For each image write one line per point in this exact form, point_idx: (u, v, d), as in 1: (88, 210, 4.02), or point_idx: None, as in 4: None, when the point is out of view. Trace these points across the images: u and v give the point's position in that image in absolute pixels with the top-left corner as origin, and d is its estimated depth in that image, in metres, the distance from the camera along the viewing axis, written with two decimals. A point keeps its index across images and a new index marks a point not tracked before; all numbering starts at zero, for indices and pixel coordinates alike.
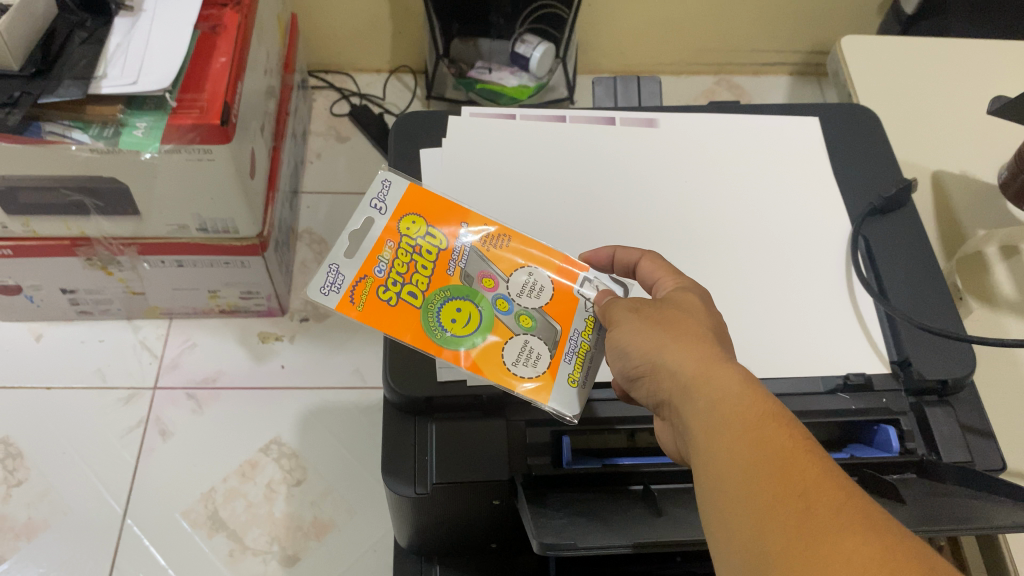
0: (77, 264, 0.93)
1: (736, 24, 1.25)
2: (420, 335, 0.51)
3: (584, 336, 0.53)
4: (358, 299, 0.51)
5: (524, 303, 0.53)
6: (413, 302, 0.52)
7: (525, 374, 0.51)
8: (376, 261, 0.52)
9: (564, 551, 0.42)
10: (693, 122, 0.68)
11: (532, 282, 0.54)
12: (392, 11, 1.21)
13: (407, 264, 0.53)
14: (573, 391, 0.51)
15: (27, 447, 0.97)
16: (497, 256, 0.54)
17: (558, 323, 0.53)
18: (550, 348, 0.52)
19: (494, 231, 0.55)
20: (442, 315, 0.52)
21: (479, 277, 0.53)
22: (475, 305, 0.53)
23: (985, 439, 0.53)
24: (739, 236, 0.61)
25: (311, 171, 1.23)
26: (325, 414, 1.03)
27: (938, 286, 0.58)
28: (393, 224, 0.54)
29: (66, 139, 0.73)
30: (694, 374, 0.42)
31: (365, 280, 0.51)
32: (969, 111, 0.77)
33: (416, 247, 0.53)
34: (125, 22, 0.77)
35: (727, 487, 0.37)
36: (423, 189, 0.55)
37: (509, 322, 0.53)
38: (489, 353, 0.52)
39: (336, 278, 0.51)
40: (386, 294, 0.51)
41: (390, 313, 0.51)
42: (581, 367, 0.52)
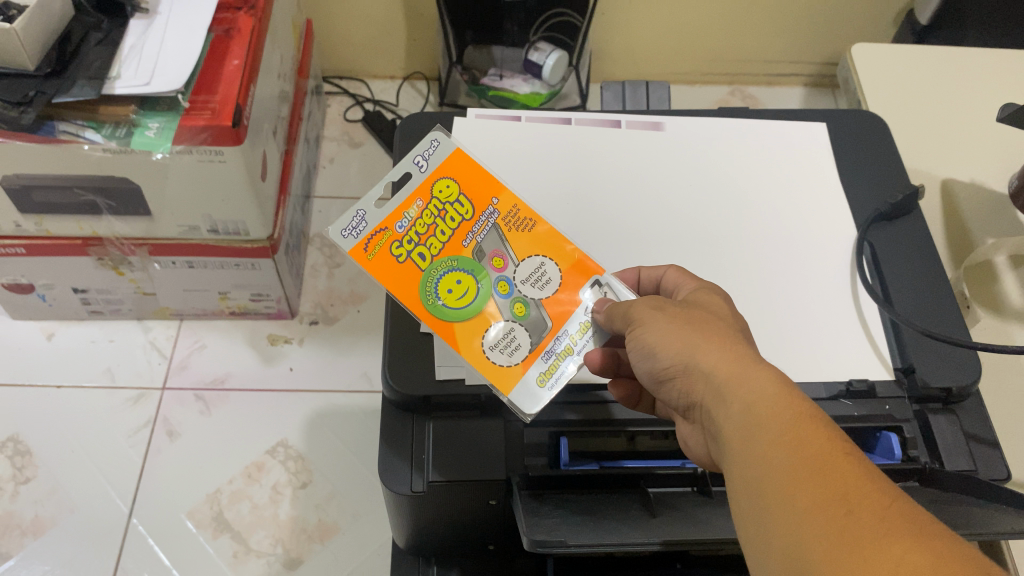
0: (89, 264, 0.94)
1: (750, 34, 1.25)
2: (414, 299, 0.51)
3: (573, 340, 0.52)
4: (372, 248, 0.51)
5: (526, 292, 0.53)
6: (419, 264, 0.51)
7: (498, 362, 0.51)
8: (400, 215, 0.52)
9: (553, 548, 0.42)
10: (700, 127, 0.68)
11: (543, 271, 0.53)
12: (406, 18, 1.22)
13: (427, 226, 0.52)
14: (539, 389, 0.50)
15: (36, 445, 0.98)
16: (516, 237, 0.54)
17: (552, 320, 0.52)
18: (534, 343, 0.52)
19: (520, 213, 0.54)
20: (441, 285, 0.52)
21: (490, 256, 0.53)
22: (476, 282, 0.52)
23: (990, 448, 0.53)
24: (745, 242, 0.60)
25: (323, 176, 1.24)
26: (332, 418, 1.03)
27: (945, 294, 0.57)
28: (428, 184, 0.53)
29: (79, 138, 0.74)
30: (728, 379, 0.41)
31: (383, 233, 0.52)
32: (980, 121, 0.76)
33: (442, 212, 0.53)
34: (140, 23, 0.78)
35: (767, 491, 0.37)
36: (468, 158, 0.55)
37: (504, 309, 0.52)
38: (472, 335, 0.51)
39: (360, 224, 0.52)
40: (398, 250, 0.52)
41: (395, 270, 0.51)
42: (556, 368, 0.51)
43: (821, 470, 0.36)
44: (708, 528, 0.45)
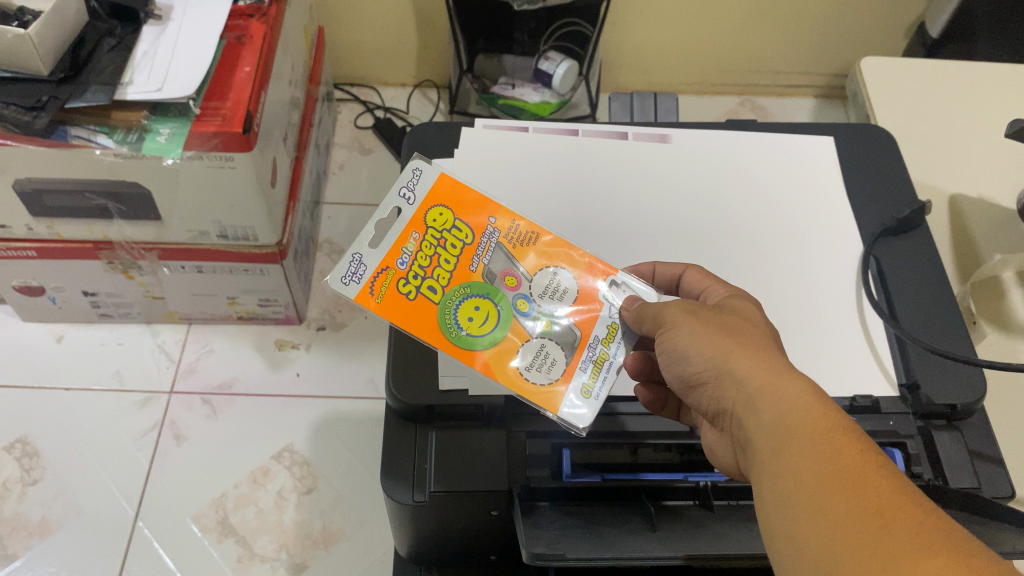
0: (99, 267, 0.94)
1: (761, 45, 1.25)
2: (436, 331, 0.51)
3: (605, 345, 0.53)
4: (377, 291, 0.51)
5: (547, 306, 0.53)
6: (432, 298, 0.51)
7: (537, 381, 0.51)
8: (399, 252, 0.52)
9: (553, 561, 0.43)
10: (707, 138, 0.68)
11: (556, 284, 0.54)
12: (417, 25, 1.22)
13: (430, 257, 0.52)
14: (585, 402, 0.51)
15: (43, 447, 0.98)
16: (523, 252, 0.54)
17: (579, 329, 0.53)
18: (567, 355, 0.52)
19: (522, 226, 0.55)
20: (460, 313, 0.52)
21: (502, 275, 0.53)
22: (496, 304, 0.52)
23: (995, 466, 0.52)
24: (751, 255, 0.60)
25: (332, 182, 1.24)
26: (338, 423, 1.03)
27: (950, 309, 0.57)
28: (418, 216, 0.53)
29: (91, 143, 0.75)
30: (762, 386, 0.42)
31: (386, 272, 0.51)
32: (989, 135, 0.76)
33: (440, 240, 0.53)
34: (153, 30, 0.78)
35: (798, 500, 0.38)
36: (451, 182, 0.55)
37: (528, 325, 0.53)
38: (501, 355, 0.51)
39: (358, 268, 0.51)
40: (406, 287, 0.51)
41: (407, 307, 0.51)
42: (596, 376, 0.52)
43: (853, 476, 0.37)
44: (709, 543, 0.45)
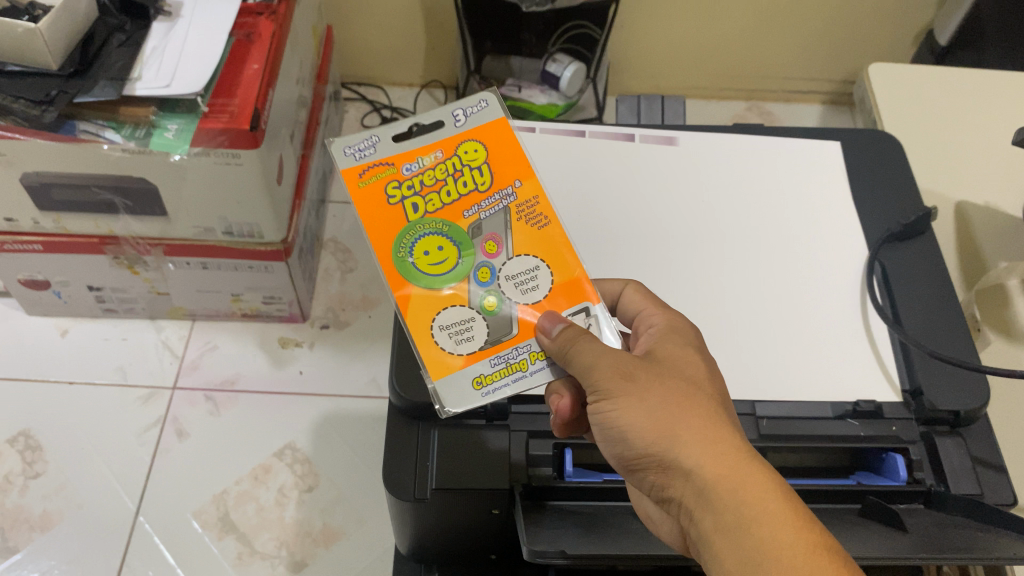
0: (104, 262, 0.95)
1: (768, 50, 1.25)
2: (387, 243, 0.51)
3: (531, 358, 0.50)
4: (367, 177, 0.52)
5: (505, 288, 0.51)
6: (406, 214, 0.52)
7: (442, 343, 0.50)
8: (412, 160, 0.53)
9: (552, 559, 0.43)
10: (714, 141, 0.68)
11: (529, 278, 0.52)
12: (426, 25, 1.22)
13: (434, 180, 0.53)
14: (472, 391, 0.49)
15: (47, 441, 0.98)
16: (519, 229, 0.52)
17: (516, 330, 0.50)
18: (488, 341, 0.50)
19: (538, 207, 0.53)
20: (420, 244, 0.52)
21: (485, 237, 0.52)
22: (459, 255, 0.52)
23: (996, 472, 0.52)
24: (755, 258, 0.60)
25: (338, 181, 1.25)
26: (340, 422, 1.03)
27: (954, 315, 0.57)
28: (453, 142, 0.54)
29: (99, 138, 0.75)
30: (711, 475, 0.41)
31: (388, 168, 0.53)
32: (997, 143, 0.76)
33: (456, 173, 0.53)
34: (162, 26, 0.79)
35: None
36: (509, 130, 0.54)
37: (474, 291, 0.51)
38: (427, 304, 0.51)
39: (367, 149, 0.53)
40: (393, 190, 0.52)
41: (382, 210, 0.52)
42: (500, 376, 0.50)
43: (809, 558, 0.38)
44: None
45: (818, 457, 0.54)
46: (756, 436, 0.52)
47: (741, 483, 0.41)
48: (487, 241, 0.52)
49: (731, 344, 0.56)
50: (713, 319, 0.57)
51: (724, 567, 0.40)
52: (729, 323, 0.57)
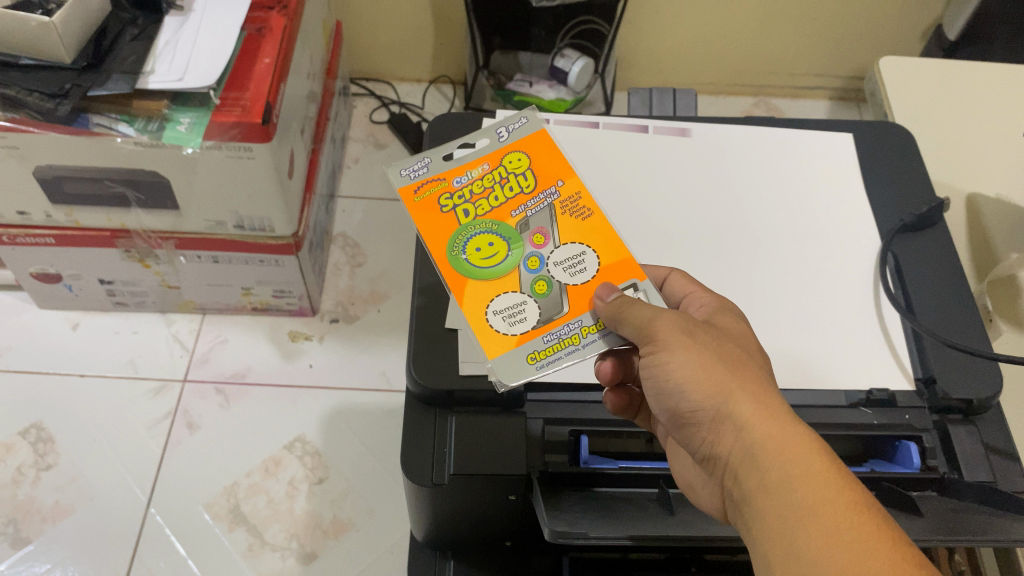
0: (116, 256, 0.95)
1: (777, 45, 1.25)
2: (440, 245, 0.53)
3: (583, 332, 0.50)
4: (422, 192, 0.55)
5: (555, 272, 0.52)
6: (458, 218, 0.53)
7: (496, 325, 0.50)
8: (461, 173, 0.55)
9: (575, 540, 0.43)
10: (725, 134, 0.68)
11: (579, 261, 0.52)
12: (434, 20, 1.23)
13: (483, 189, 0.55)
14: (526, 366, 0.49)
15: (58, 433, 0.99)
16: (565, 221, 0.54)
17: (568, 306, 0.50)
18: (540, 321, 0.50)
19: (580, 201, 0.55)
20: (472, 241, 0.53)
21: (532, 232, 0.53)
22: (509, 248, 0.52)
23: (1009, 461, 0.52)
24: (768, 249, 0.61)
25: (347, 176, 1.25)
26: (350, 415, 1.03)
27: (967, 305, 0.58)
28: (499, 154, 0.57)
29: (112, 131, 0.75)
30: (759, 436, 0.42)
31: (439, 182, 0.55)
32: (1008, 136, 0.76)
33: (502, 181, 0.55)
34: (175, 20, 0.79)
35: (799, 538, 0.39)
36: (550, 141, 0.57)
37: (526, 278, 0.52)
38: (482, 292, 0.51)
39: (421, 169, 0.56)
40: (445, 201, 0.54)
41: (434, 216, 0.53)
42: (552, 351, 0.49)
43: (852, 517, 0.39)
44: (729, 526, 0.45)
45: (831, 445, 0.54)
46: None
47: (790, 442, 0.42)
48: (535, 234, 0.53)
49: None
50: None
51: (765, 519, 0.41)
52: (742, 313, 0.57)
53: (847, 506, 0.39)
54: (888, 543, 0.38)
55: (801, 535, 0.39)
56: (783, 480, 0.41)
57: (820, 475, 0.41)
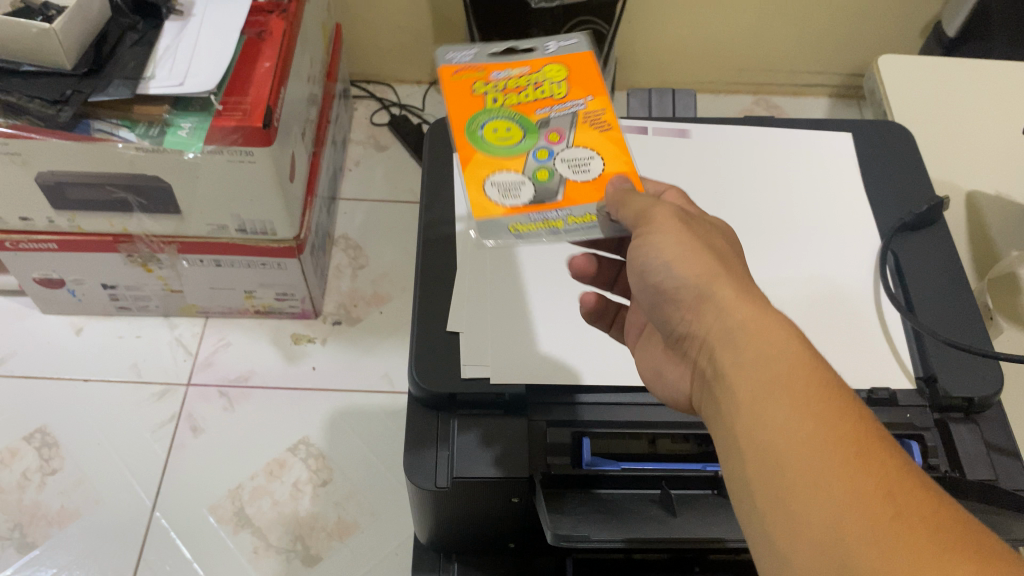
0: (118, 260, 0.96)
1: (776, 43, 1.25)
2: (465, 117, 0.55)
3: (569, 222, 0.52)
4: (459, 73, 0.57)
5: (560, 167, 0.54)
6: (487, 100, 0.56)
7: (490, 193, 0.53)
8: (500, 69, 0.57)
9: (576, 543, 0.44)
10: (724, 134, 0.68)
11: (584, 164, 0.54)
12: (434, 22, 1.23)
13: (516, 88, 0.57)
14: (507, 235, 0.52)
15: (63, 438, 0.99)
16: (583, 129, 0.56)
17: (562, 197, 0.53)
18: (533, 199, 0.53)
19: (604, 116, 0.57)
20: (492, 121, 0.55)
21: (551, 130, 0.55)
22: (525, 136, 0.55)
23: (1009, 459, 0.52)
24: (768, 249, 0.61)
25: (349, 178, 1.25)
26: (353, 417, 1.04)
27: (967, 303, 0.58)
28: (537, 61, 0.59)
29: (113, 137, 0.76)
30: (737, 319, 0.42)
31: (478, 72, 0.57)
32: (1007, 133, 0.76)
33: (532, 85, 0.57)
34: (175, 25, 0.79)
35: (763, 400, 0.39)
36: (591, 62, 0.59)
37: (532, 162, 0.54)
38: (488, 161, 0.54)
39: (459, 57, 0.59)
40: (481, 86, 0.56)
41: (465, 95, 0.56)
42: (537, 226, 0.52)
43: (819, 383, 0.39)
44: (728, 529, 0.45)
45: None
46: None
47: (765, 320, 0.42)
48: (552, 132, 0.55)
49: None
50: None
51: (732, 391, 0.41)
52: None
53: (814, 375, 0.39)
54: (848, 411, 0.38)
55: (757, 412, 0.39)
56: (754, 348, 0.41)
57: (793, 360, 0.40)
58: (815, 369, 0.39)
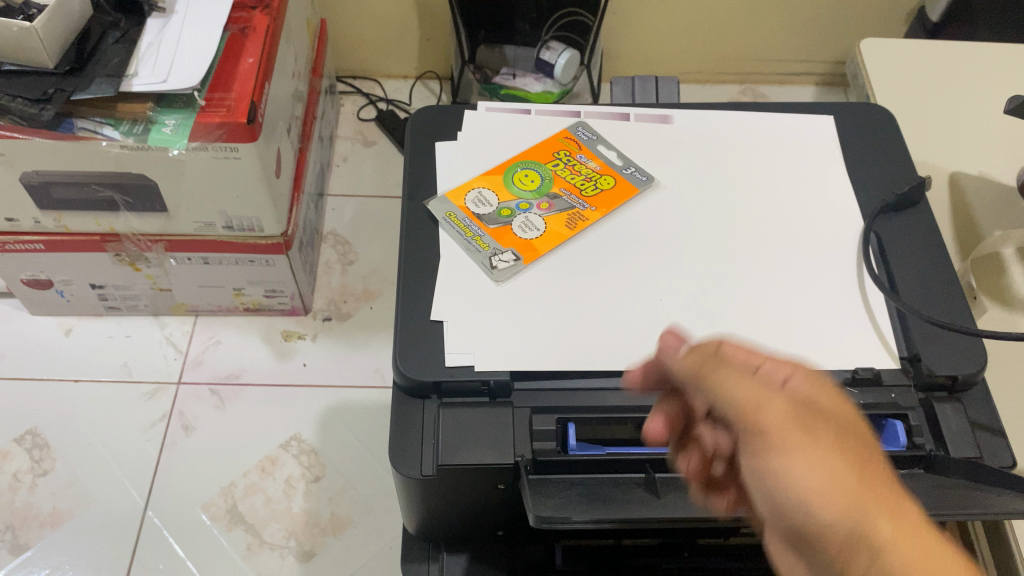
0: (106, 259, 0.95)
1: (761, 32, 1.25)
2: (525, 151, 0.65)
3: (478, 241, 0.59)
4: (566, 139, 0.67)
5: (515, 220, 0.60)
6: (546, 162, 0.65)
7: (467, 197, 0.61)
8: (575, 155, 0.65)
9: (558, 524, 0.43)
10: (706, 120, 0.68)
11: (527, 230, 0.60)
12: (419, 16, 1.23)
13: (562, 176, 0.64)
14: (442, 212, 0.60)
15: (54, 439, 0.99)
16: (558, 218, 0.61)
17: (490, 229, 0.60)
18: (475, 214, 0.60)
19: (580, 222, 0.61)
20: (528, 169, 0.64)
21: (544, 203, 0.62)
22: (526, 193, 0.62)
23: (994, 436, 0.53)
24: (752, 233, 0.61)
25: (337, 174, 1.25)
26: (345, 413, 1.04)
27: (949, 283, 0.58)
28: (609, 170, 0.64)
29: (98, 135, 0.76)
30: (837, 511, 0.35)
31: (573, 145, 0.66)
32: (989, 115, 0.76)
33: (570, 182, 0.63)
34: (157, 22, 0.79)
35: None
36: (628, 200, 0.62)
37: (506, 204, 0.61)
38: (489, 177, 0.63)
39: (589, 135, 0.67)
40: (561, 155, 0.65)
41: (546, 146, 0.66)
42: (459, 225, 0.60)
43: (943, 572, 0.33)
44: (715, 509, 0.44)
45: None
46: None
47: (845, 489, 0.35)
48: (539, 206, 0.61)
49: (729, 315, 0.56)
50: (712, 294, 0.57)
51: None
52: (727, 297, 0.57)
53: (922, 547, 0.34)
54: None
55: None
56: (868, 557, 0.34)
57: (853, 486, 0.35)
58: (922, 523, 0.35)
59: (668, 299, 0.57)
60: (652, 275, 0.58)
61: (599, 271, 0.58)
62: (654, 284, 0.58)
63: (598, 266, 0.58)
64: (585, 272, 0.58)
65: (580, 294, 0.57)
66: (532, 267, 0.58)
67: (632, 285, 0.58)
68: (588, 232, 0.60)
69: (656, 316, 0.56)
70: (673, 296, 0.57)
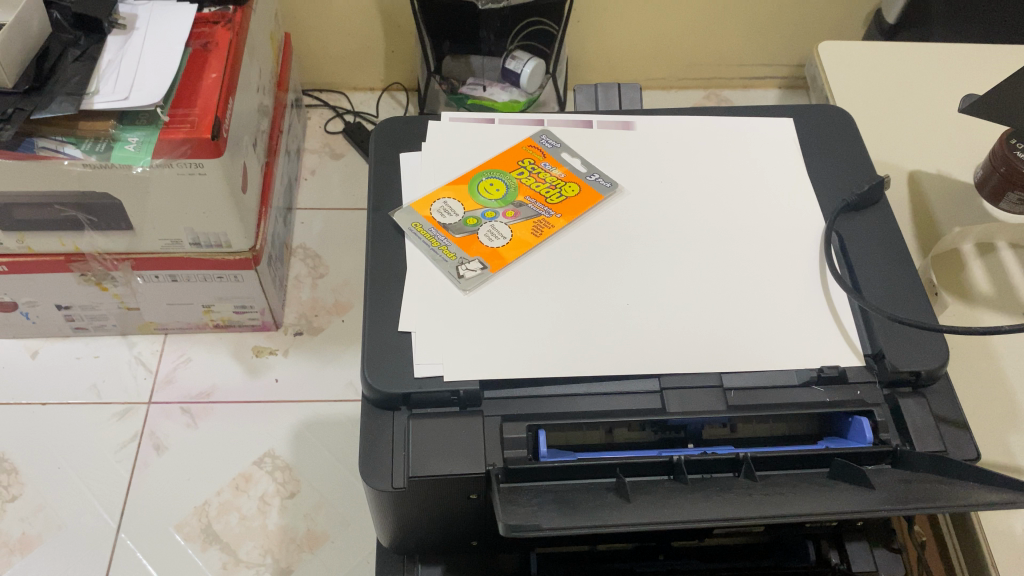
0: (71, 279, 0.94)
1: (724, 37, 1.26)
2: (491, 160, 0.66)
3: (447, 250, 0.59)
4: (531, 147, 0.67)
5: (483, 229, 0.61)
6: (511, 170, 0.65)
7: (433, 208, 0.61)
8: (539, 163, 0.66)
9: (528, 533, 0.42)
10: (670, 127, 0.69)
11: (495, 236, 0.60)
12: (384, 27, 1.23)
13: (527, 185, 0.64)
14: (409, 225, 0.60)
15: (22, 463, 0.98)
16: (525, 224, 0.61)
17: (459, 238, 0.60)
18: (444, 224, 0.61)
19: (546, 229, 0.61)
20: (494, 178, 0.64)
21: (512, 210, 0.62)
22: (493, 203, 0.63)
23: (958, 430, 0.53)
24: (716, 238, 0.61)
25: (305, 188, 1.24)
26: (319, 428, 1.03)
27: (910, 279, 0.59)
28: (574, 176, 0.65)
29: (59, 154, 0.75)
30: None
31: (538, 153, 0.67)
32: (944, 117, 0.78)
33: (536, 189, 0.64)
34: (117, 39, 0.78)
35: None
36: (593, 205, 0.63)
37: (473, 213, 0.62)
38: (456, 187, 0.63)
39: (553, 142, 0.67)
40: (526, 163, 0.66)
41: (511, 154, 0.66)
42: (427, 235, 0.60)
43: None
44: (685, 509, 0.44)
45: (786, 425, 0.54)
46: (725, 407, 0.53)
47: None
48: (507, 215, 0.62)
49: (693, 317, 0.57)
50: (680, 300, 0.58)
51: None
52: (694, 301, 0.58)
53: None
54: None
55: None
56: None
57: None
58: None
59: (634, 304, 0.57)
60: (619, 281, 0.59)
61: (565, 278, 0.58)
62: (620, 290, 0.58)
63: (564, 273, 0.59)
64: (551, 280, 0.58)
65: (548, 302, 0.57)
66: (499, 276, 0.58)
67: (598, 292, 0.58)
68: (555, 238, 0.61)
69: (622, 321, 0.56)
70: (640, 301, 0.58)
